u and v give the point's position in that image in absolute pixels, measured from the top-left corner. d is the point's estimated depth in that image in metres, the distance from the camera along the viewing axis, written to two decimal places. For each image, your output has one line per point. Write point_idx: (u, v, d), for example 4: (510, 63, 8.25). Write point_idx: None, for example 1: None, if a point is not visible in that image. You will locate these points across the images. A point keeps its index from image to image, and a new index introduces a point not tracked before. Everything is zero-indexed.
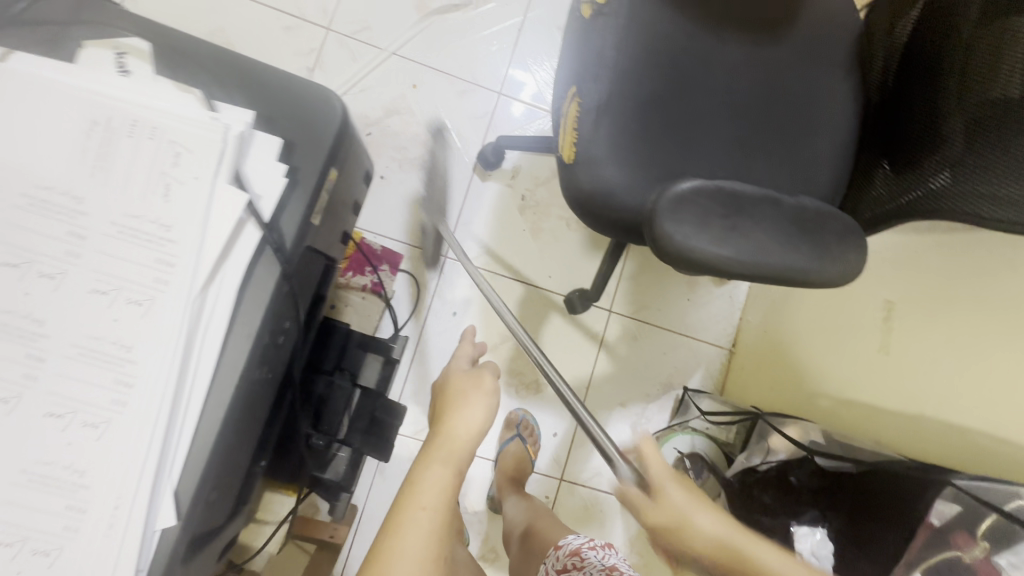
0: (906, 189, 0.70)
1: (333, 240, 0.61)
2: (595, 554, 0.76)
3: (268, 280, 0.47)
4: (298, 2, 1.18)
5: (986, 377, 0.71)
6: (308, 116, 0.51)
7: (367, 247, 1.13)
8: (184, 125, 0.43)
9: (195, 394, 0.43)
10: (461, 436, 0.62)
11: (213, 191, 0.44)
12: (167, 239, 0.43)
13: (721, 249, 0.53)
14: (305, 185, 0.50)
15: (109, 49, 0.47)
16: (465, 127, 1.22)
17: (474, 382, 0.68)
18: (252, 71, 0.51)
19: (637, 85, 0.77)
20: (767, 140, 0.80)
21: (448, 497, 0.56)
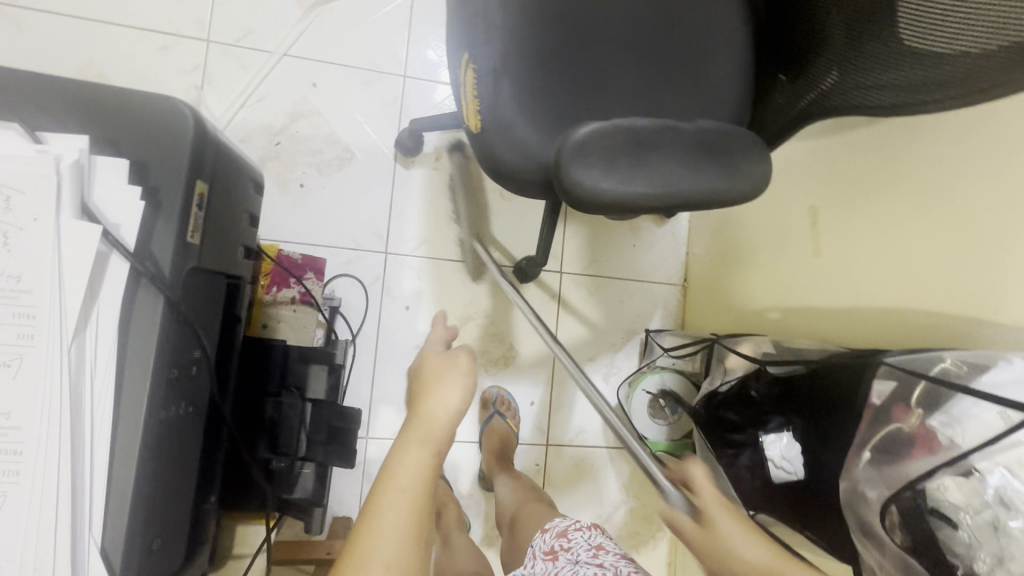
0: (801, 95, 0.72)
1: (231, 257, 0.59)
2: (581, 533, 0.72)
3: (153, 312, 0.47)
4: (168, 17, 1.10)
5: (908, 259, 0.74)
6: (155, 126, 0.48)
7: (287, 258, 1.07)
8: (10, 165, 0.42)
9: (97, 448, 0.43)
10: (440, 416, 0.61)
11: (58, 228, 0.43)
12: (21, 290, 0.42)
13: (631, 188, 0.53)
14: (169, 208, 0.48)
15: None
16: (377, 117, 1.18)
17: (451, 362, 0.68)
18: (84, 90, 0.48)
19: (528, 39, 0.76)
20: (667, 72, 0.80)
21: (427, 478, 0.56)
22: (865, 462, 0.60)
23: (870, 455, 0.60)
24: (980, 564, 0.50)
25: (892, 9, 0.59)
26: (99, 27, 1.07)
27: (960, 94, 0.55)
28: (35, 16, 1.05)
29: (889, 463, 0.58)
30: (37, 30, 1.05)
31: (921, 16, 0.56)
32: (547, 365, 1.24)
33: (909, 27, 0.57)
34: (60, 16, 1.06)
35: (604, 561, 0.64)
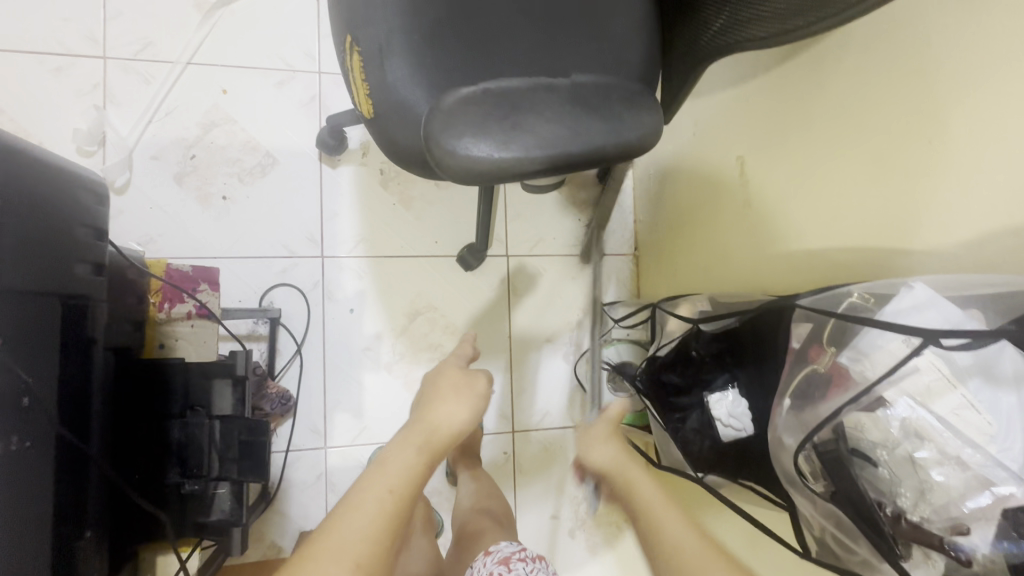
0: (697, 38, 0.69)
1: (54, 279, 0.61)
2: (524, 565, 0.74)
3: None
4: (57, 37, 1.05)
5: (829, 197, 0.72)
6: None
7: (175, 271, 0.88)
8: None
9: None
10: (444, 425, 0.66)
11: None
12: None
13: (507, 151, 0.50)
14: None
15: None
16: (296, 118, 1.14)
17: (469, 383, 0.74)
18: None
19: (414, 14, 0.72)
20: (567, 31, 0.77)
21: (414, 478, 0.58)
22: (785, 409, 0.57)
23: (790, 402, 0.57)
24: (903, 500, 0.49)
25: None
26: None
27: (821, 15, 0.54)
28: None
29: (805, 408, 0.55)
30: None
31: None
32: (505, 351, 1.21)
33: None
34: None
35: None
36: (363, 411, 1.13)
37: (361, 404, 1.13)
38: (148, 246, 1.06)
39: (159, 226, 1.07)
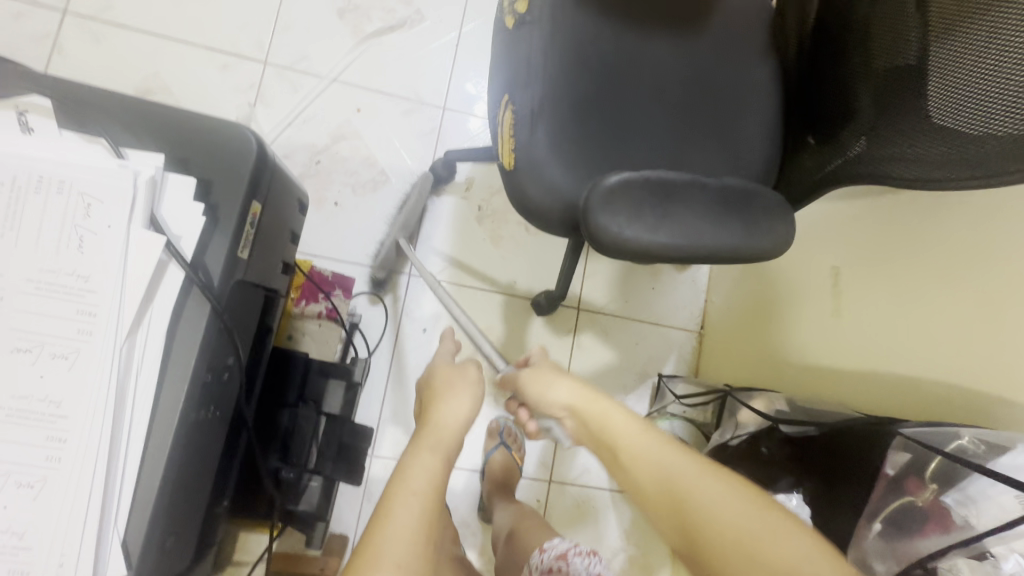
0: (831, 159, 0.74)
1: (269, 273, 0.67)
2: (581, 560, 0.81)
3: (201, 318, 0.51)
4: (231, 39, 1.18)
5: (928, 328, 0.74)
6: (223, 148, 0.54)
7: (317, 274, 1.11)
8: (92, 178, 0.48)
9: (133, 448, 0.48)
10: (450, 424, 0.71)
11: (127, 235, 0.48)
12: (87, 289, 0.47)
13: (656, 237, 0.54)
14: (226, 222, 0.53)
15: (13, 110, 0.50)
16: (415, 145, 1.23)
17: (461, 373, 0.80)
18: (162, 114, 0.54)
19: (566, 87, 0.80)
20: (695, 125, 0.84)
21: (435, 479, 0.62)
22: (874, 532, 0.61)
23: (881, 526, 0.61)
24: None
25: (929, 90, 0.61)
26: (167, 43, 1.15)
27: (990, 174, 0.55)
28: (111, 29, 1.13)
29: (897, 537, 0.59)
30: (112, 42, 1.13)
31: (958, 100, 0.58)
32: None
33: (945, 107, 0.59)
34: (134, 31, 1.14)
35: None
36: (414, 429, 1.16)
37: (413, 421, 1.17)
38: None
39: None
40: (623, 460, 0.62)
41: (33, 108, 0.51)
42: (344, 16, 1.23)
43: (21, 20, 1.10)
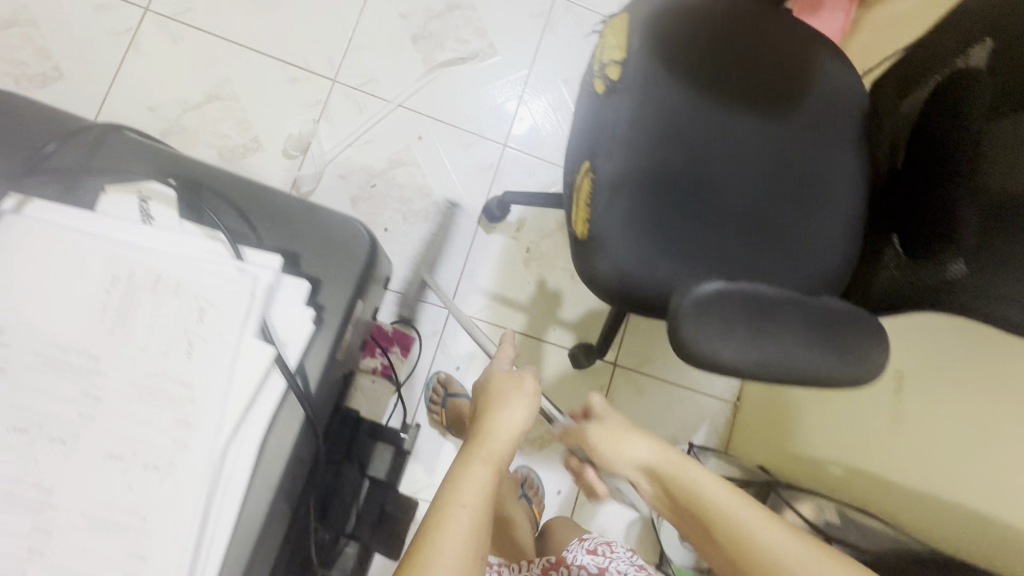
0: (921, 275, 0.69)
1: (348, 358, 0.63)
2: (622, 550, 0.87)
3: (295, 419, 0.49)
4: (304, 53, 1.17)
5: (999, 474, 0.69)
6: (333, 239, 0.53)
7: (380, 329, 1.12)
8: (210, 283, 0.45)
9: (211, 559, 0.43)
10: (504, 435, 0.65)
11: (238, 344, 0.44)
12: (189, 396, 0.43)
13: (748, 354, 0.52)
14: (331, 322, 0.51)
15: (136, 195, 0.50)
16: (471, 179, 1.22)
17: (518, 383, 0.74)
18: (284, 211, 0.53)
19: (650, 160, 0.77)
20: (778, 215, 0.81)
21: (489, 494, 0.58)
22: None
23: None
24: None
25: None
26: (241, 51, 1.15)
27: None
28: (189, 31, 1.13)
29: None
30: (188, 44, 1.13)
31: None
32: None
33: None
34: (210, 35, 1.14)
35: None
36: (435, 468, 1.13)
37: (435, 460, 1.14)
38: None
39: None
40: (699, 502, 0.57)
41: (156, 195, 0.50)
42: (417, 42, 1.22)
43: (104, 14, 1.11)
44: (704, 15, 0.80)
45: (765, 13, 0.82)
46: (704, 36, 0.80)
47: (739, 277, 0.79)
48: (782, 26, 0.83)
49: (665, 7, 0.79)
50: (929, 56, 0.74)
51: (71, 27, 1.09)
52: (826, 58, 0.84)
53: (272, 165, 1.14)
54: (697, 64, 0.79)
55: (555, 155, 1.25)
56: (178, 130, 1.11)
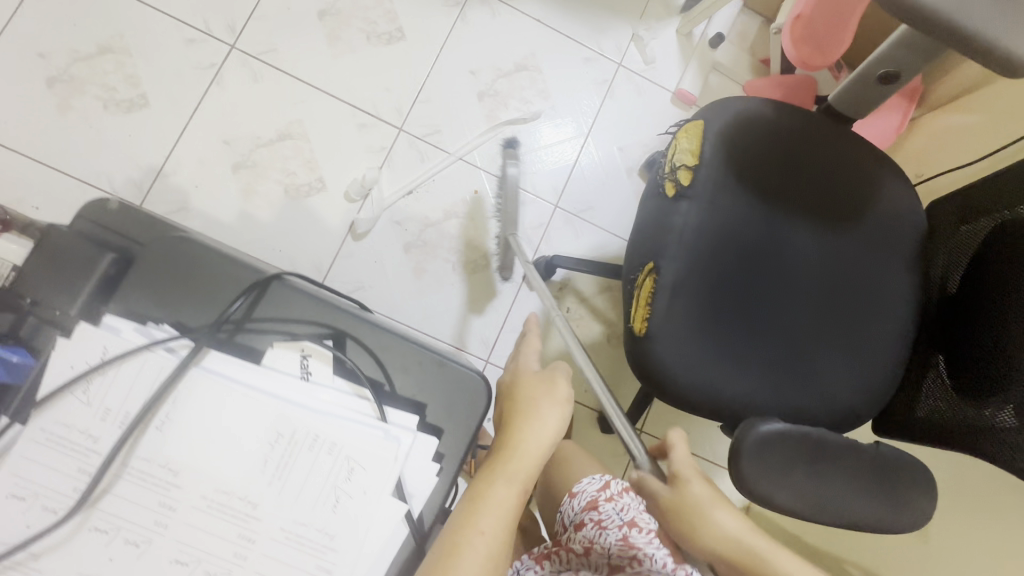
0: (969, 414, 0.72)
1: None
2: (611, 505, 0.78)
3: (404, 558, 0.51)
4: (374, 100, 1.22)
5: None
6: (461, 391, 0.55)
7: None
8: (360, 444, 0.47)
9: None
10: (533, 449, 0.62)
11: (379, 504, 0.47)
12: (330, 547, 0.46)
13: (799, 496, 0.56)
14: (450, 467, 0.54)
15: (297, 351, 0.51)
16: (520, 236, 1.25)
17: (549, 386, 0.69)
18: (423, 363, 0.54)
19: (711, 264, 0.80)
20: (828, 326, 0.83)
21: (507, 520, 0.55)
22: None
23: None
24: None
25: None
26: (315, 93, 1.20)
27: None
28: (269, 71, 1.19)
29: None
30: (266, 83, 1.18)
31: None
32: None
33: None
34: (288, 76, 1.19)
35: (636, 540, 0.75)
36: None
37: None
38: (356, 293, 1.17)
39: (373, 278, 1.18)
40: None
41: (314, 351, 0.51)
42: (483, 99, 1.27)
43: (193, 49, 1.16)
44: (778, 129, 0.84)
45: (837, 131, 0.86)
46: (776, 149, 0.83)
47: (791, 389, 0.80)
48: (853, 145, 0.86)
49: (741, 118, 0.83)
50: (1002, 194, 0.76)
51: (160, 58, 1.15)
52: (894, 180, 0.86)
53: (333, 205, 1.18)
54: (768, 176, 0.83)
55: (603, 220, 1.29)
56: (249, 164, 1.16)
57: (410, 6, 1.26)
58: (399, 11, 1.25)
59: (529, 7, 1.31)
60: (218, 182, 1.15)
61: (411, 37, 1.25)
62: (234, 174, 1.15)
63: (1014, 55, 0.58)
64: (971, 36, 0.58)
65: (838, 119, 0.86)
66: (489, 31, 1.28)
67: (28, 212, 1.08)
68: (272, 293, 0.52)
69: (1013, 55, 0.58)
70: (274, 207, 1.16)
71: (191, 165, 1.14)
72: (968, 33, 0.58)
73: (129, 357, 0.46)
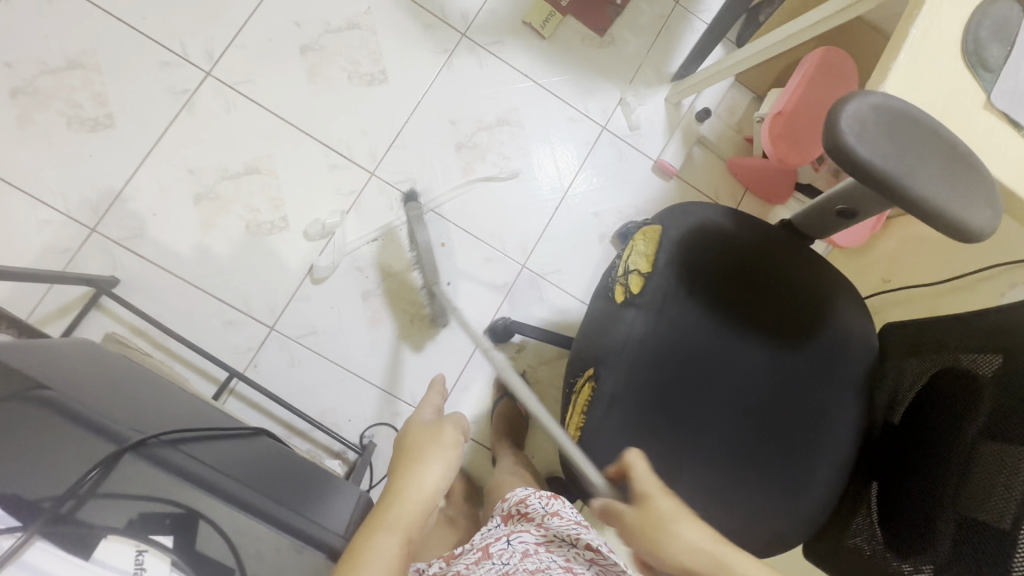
0: (895, 567, 0.71)
1: None
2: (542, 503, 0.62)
3: None
4: (348, 142, 1.20)
5: None
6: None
7: None
8: None
9: None
10: (419, 496, 0.58)
11: None
12: None
13: None
14: None
15: (133, 546, 0.52)
16: (484, 294, 1.23)
17: (434, 432, 0.66)
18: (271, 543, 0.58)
19: (652, 376, 0.79)
20: (765, 448, 0.81)
21: (395, 570, 0.51)
22: None
23: None
24: None
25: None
26: (288, 130, 1.18)
27: None
28: (244, 102, 1.16)
29: None
30: (239, 115, 1.16)
31: None
32: None
33: None
34: (262, 110, 1.17)
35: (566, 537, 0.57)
36: None
37: None
38: (308, 338, 1.15)
39: (327, 324, 1.16)
40: None
41: (154, 545, 0.53)
42: (460, 150, 1.25)
43: (166, 72, 1.14)
44: (735, 243, 0.82)
45: (796, 247, 0.84)
46: (731, 264, 0.82)
47: (720, 514, 0.79)
48: (811, 264, 0.84)
49: (700, 229, 0.82)
50: (954, 339, 0.74)
51: (133, 80, 1.12)
52: (850, 302, 0.84)
53: (294, 246, 1.16)
54: (721, 290, 0.81)
55: (570, 284, 1.27)
56: (211, 197, 1.13)
57: (397, 50, 1.23)
58: (385, 54, 1.23)
59: (518, 61, 1.29)
60: (178, 212, 1.12)
61: (394, 81, 1.23)
62: (194, 205, 1.13)
63: (961, 224, 0.57)
64: (919, 200, 0.57)
65: (799, 235, 0.85)
66: (475, 82, 1.27)
67: None
68: (118, 464, 0.54)
69: (960, 223, 0.57)
70: (233, 243, 1.14)
71: (151, 192, 1.11)
72: (916, 197, 0.57)
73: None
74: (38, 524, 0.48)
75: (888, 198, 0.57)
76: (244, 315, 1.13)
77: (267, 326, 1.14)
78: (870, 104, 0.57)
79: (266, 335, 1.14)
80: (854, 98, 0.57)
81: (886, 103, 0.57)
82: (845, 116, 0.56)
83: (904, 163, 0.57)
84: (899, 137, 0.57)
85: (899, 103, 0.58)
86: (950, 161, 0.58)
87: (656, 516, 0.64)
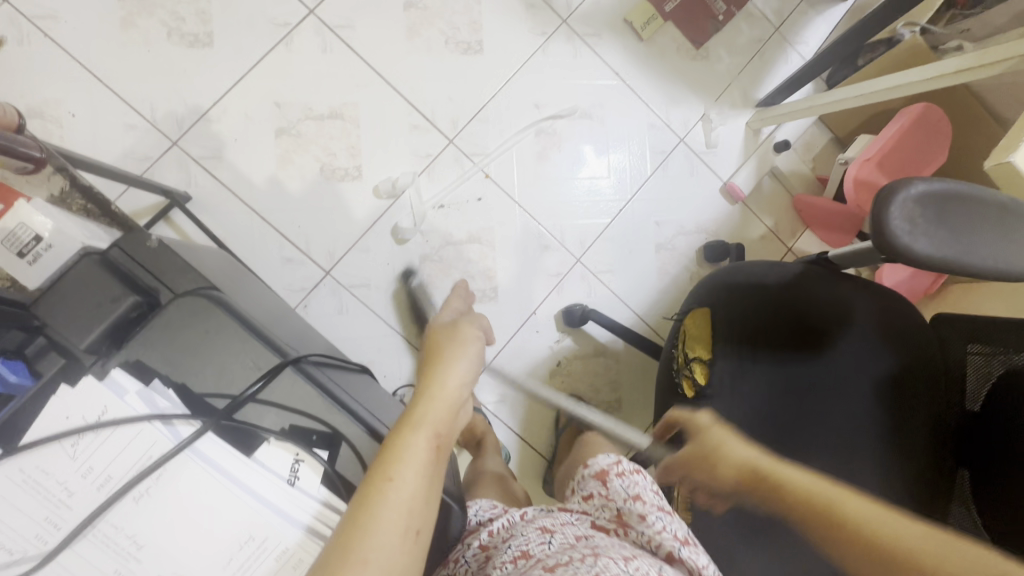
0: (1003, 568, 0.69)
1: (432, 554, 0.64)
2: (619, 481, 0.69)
3: None
4: (433, 105, 1.20)
5: None
6: None
7: None
8: None
9: None
10: (444, 397, 0.59)
11: None
12: None
13: None
14: None
15: (292, 453, 0.54)
16: (535, 280, 1.24)
17: (455, 338, 0.68)
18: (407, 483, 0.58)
19: (734, 425, 0.83)
20: (852, 469, 0.81)
21: (425, 468, 0.52)
22: None
23: None
24: None
25: None
26: (378, 82, 1.18)
27: None
28: (341, 46, 1.17)
29: None
30: (334, 58, 1.16)
31: None
32: None
33: None
34: (356, 58, 1.17)
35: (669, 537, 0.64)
36: None
37: None
38: (361, 289, 1.17)
39: (381, 278, 1.18)
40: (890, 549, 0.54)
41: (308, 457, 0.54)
42: (539, 134, 1.25)
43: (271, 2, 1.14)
44: (779, 288, 0.87)
45: (840, 284, 0.87)
46: (787, 311, 0.85)
47: None
48: (858, 288, 0.87)
49: (746, 287, 0.88)
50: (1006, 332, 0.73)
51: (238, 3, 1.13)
52: (897, 318, 0.85)
53: (363, 197, 1.17)
54: (769, 337, 0.85)
55: (618, 286, 1.28)
56: (292, 133, 1.14)
57: (497, 23, 1.23)
58: (484, 24, 1.23)
59: (611, 57, 1.29)
60: (258, 142, 1.13)
61: (489, 54, 1.23)
62: (276, 138, 1.14)
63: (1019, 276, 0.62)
64: (982, 271, 0.61)
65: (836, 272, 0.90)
66: (566, 69, 1.27)
67: (63, 117, 1.05)
68: (285, 376, 0.56)
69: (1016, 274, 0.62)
70: (306, 182, 1.15)
71: (236, 117, 1.12)
72: (980, 265, 0.61)
73: (128, 424, 0.50)
74: (213, 416, 0.53)
75: (958, 275, 0.62)
76: (302, 255, 1.14)
77: (322, 270, 1.15)
78: (913, 199, 0.59)
79: (320, 278, 1.15)
80: (897, 194, 0.60)
81: (931, 190, 0.60)
82: (892, 222, 0.59)
83: (963, 243, 0.60)
84: (949, 219, 0.60)
85: (941, 186, 0.60)
86: (1003, 226, 0.61)
87: (754, 468, 0.66)
